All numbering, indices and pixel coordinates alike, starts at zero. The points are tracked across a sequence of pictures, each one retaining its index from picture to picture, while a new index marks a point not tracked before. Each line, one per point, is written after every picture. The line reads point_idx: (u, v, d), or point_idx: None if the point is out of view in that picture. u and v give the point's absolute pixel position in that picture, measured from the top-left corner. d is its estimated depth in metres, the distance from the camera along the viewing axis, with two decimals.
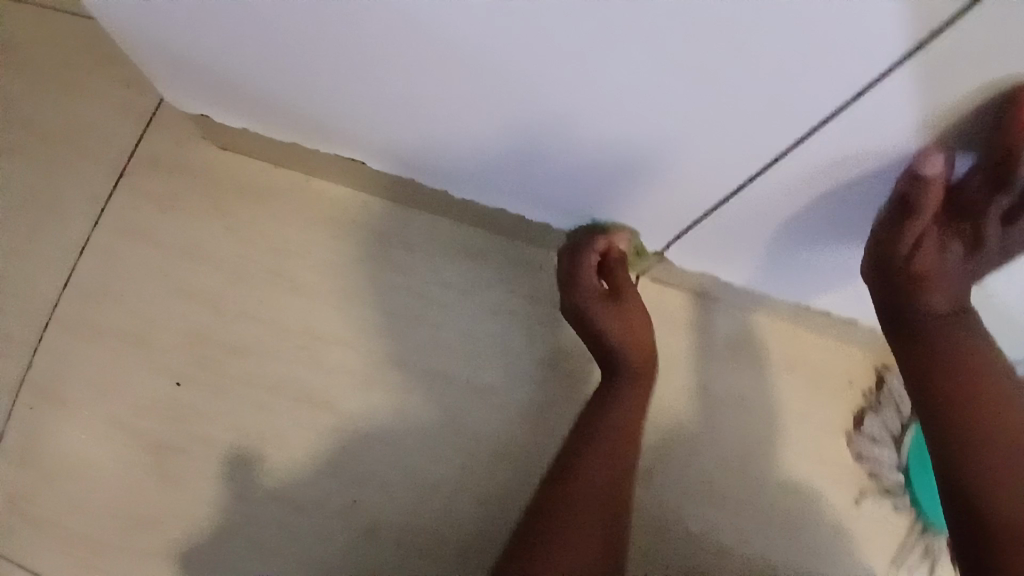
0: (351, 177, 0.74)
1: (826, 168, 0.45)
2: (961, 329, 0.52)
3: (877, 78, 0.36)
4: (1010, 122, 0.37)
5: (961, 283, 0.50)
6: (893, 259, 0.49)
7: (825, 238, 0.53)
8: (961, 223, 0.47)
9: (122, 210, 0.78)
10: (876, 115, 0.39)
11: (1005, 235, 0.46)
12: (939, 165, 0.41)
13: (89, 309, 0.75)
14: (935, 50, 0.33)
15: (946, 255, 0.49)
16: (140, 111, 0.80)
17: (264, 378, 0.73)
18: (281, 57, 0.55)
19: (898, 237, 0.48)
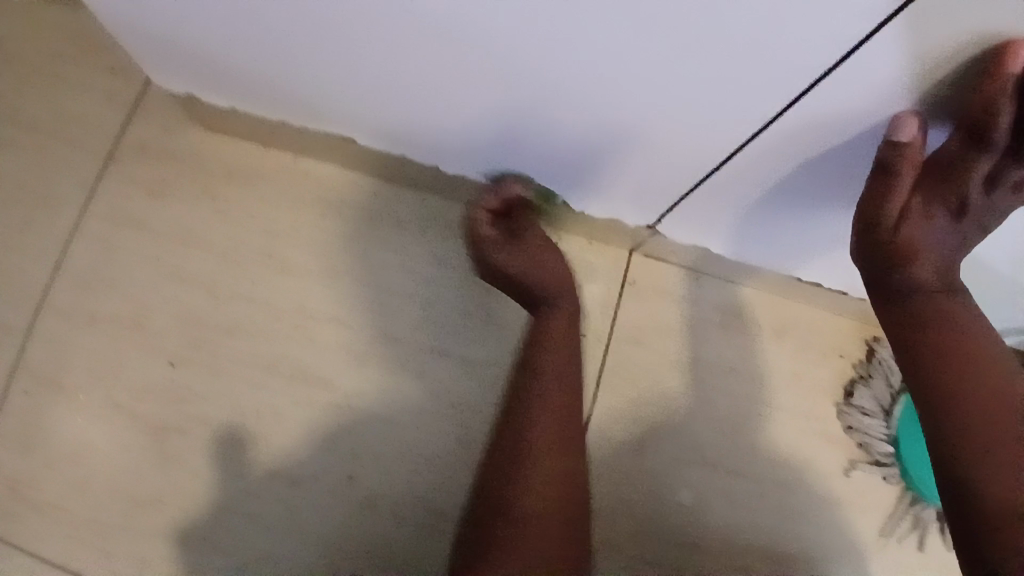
0: (340, 156, 0.73)
1: (810, 134, 0.45)
2: (947, 297, 0.52)
3: (857, 42, 0.36)
4: (985, 80, 0.37)
5: (948, 253, 0.50)
6: (878, 231, 0.49)
7: (811, 204, 0.53)
8: (943, 187, 0.47)
9: (111, 194, 0.77)
10: (862, 78, 0.38)
11: (988, 197, 0.46)
12: (913, 128, 0.41)
13: (82, 295, 0.76)
14: (915, 11, 0.33)
15: (931, 223, 0.48)
16: (124, 94, 0.79)
17: (260, 360, 0.73)
18: (261, 34, 0.54)
19: (883, 208, 0.47)
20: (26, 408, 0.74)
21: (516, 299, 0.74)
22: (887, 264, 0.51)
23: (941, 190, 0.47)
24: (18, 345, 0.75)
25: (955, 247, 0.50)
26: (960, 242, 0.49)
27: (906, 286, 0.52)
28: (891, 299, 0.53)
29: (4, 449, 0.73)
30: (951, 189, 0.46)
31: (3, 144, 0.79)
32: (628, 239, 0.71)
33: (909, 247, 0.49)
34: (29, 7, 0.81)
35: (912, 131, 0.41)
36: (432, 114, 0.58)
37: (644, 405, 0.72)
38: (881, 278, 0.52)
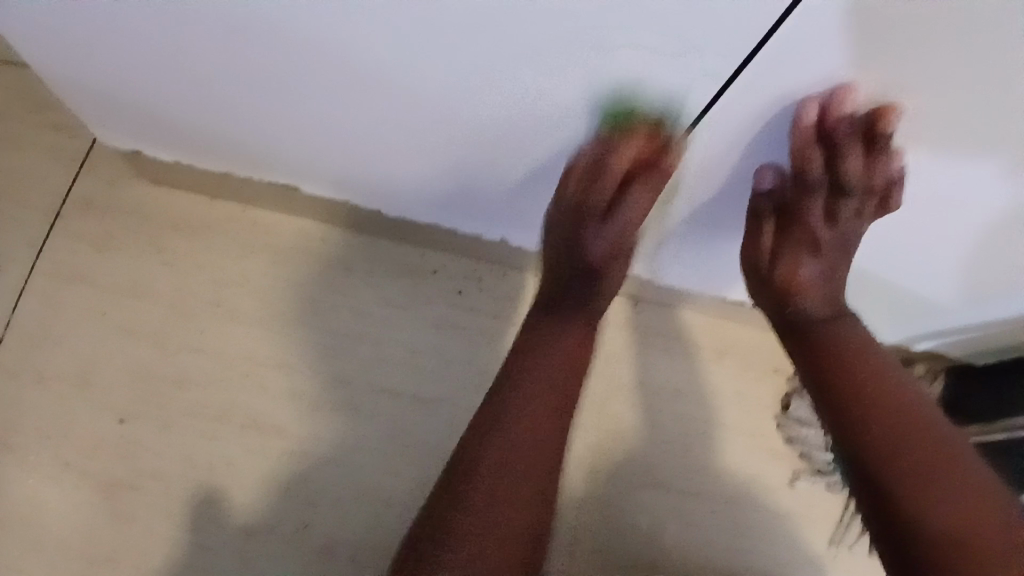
0: (287, 204, 0.75)
1: (701, 167, 0.48)
2: (839, 328, 0.55)
3: (717, 92, 0.40)
4: (799, 127, 0.42)
5: (824, 283, 0.54)
6: (760, 272, 0.55)
7: (729, 229, 0.57)
8: (796, 229, 0.51)
9: (58, 251, 0.77)
10: (730, 119, 0.42)
11: (836, 229, 0.51)
12: (771, 177, 0.48)
13: (28, 352, 0.75)
14: (758, 64, 0.37)
15: (800, 262, 0.53)
16: (72, 153, 0.80)
17: (211, 408, 0.73)
18: (198, 91, 0.56)
19: (759, 253, 0.54)
20: None
21: (466, 335, 0.76)
22: (773, 301, 0.56)
23: (795, 233, 0.52)
24: None
25: (829, 277, 0.54)
26: (833, 271, 0.53)
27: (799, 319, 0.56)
28: (792, 333, 0.57)
29: None
30: (801, 230, 0.51)
31: None
32: None
33: (787, 286, 0.54)
34: None
35: (769, 179, 0.48)
36: (371, 159, 0.61)
37: (597, 432, 0.74)
38: (775, 311, 0.57)
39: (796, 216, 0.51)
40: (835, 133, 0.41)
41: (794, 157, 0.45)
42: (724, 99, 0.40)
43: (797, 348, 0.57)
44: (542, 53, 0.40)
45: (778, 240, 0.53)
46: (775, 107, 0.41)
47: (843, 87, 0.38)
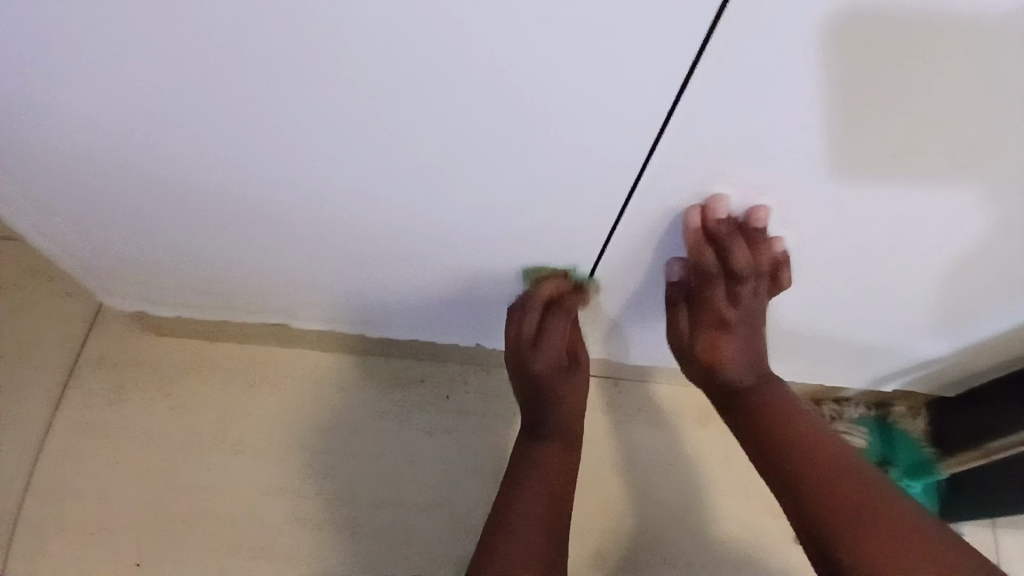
0: (280, 337, 0.81)
1: (631, 260, 0.55)
2: (765, 392, 0.60)
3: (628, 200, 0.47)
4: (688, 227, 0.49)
5: (744, 355, 0.59)
6: (684, 347, 0.61)
7: (665, 312, 0.63)
8: (706, 312, 0.58)
9: (72, 408, 0.82)
10: (644, 219, 0.49)
11: (742, 309, 0.57)
12: (678, 269, 0.56)
13: (46, 511, 0.78)
14: (654, 176, 0.44)
15: (717, 340, 0.59)
16: (79, 315, 0.86)
17: (223, 541, 0.76)
18: (191, 254, 0.64)
19: (678, 332, 0.60)
20: None
21: (458, 436, 0.80)
22: (702, 375, 0.62)
23: (708, 316, 0.58)
24: None
25: (749, 349, 0.59)
26: (750, 343, 0.59)
27: (727, 387, 0.61)
28: (724, 401, 0.62)
29: None
30: (709, 315, 0.58)
31: None
32: None
33: (710, 360, 0.60)
34: None
35: (676, 273, 0.56)
36: (348, 287, 0.67)
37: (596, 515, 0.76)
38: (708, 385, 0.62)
39: (703, 301, 0.57)
40: (717, 232, 0.49)
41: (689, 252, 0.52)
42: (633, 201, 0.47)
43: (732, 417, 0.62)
44: (472, 179, 0.47)
45: (693, 321, 0.59)
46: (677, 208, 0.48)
47: (713, 199, 0.46)
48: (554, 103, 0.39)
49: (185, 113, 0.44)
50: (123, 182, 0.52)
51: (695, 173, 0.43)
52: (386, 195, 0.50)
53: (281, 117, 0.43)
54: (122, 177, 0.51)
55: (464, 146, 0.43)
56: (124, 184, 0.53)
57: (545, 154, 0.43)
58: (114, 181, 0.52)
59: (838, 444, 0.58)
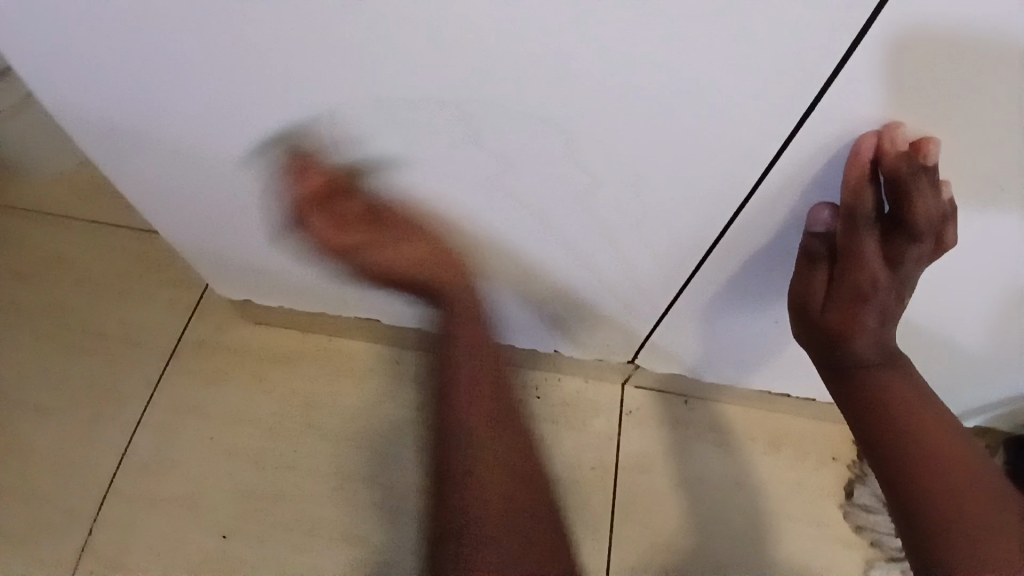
0: (367, 332, 0.86)
1: (720, 272, 0.58)
2: (889, 372, 0.58)
3: (735, 211, 0.50)
4: (855, 163, 0.43)
5: (876, 329, 0.55)
6: (809, 313, 0.55)
7: (745, 325, 0.65)
8: (850, 274, 0.51)
9: (173, 388, 0.89)
10: (746, 231, 0.52)
11: (895, 275, 0.50)
12: (827, 218, 0.48)
13: (144, 480, 0.84)
14: (766, 189, 0.47)
15: (853, 310, 0.53)
16: (185, 303, 0.94)
17: (302, 522, 0.80)
18: (304, 249, 0.69)
19: (809, 294, 0.54)
20: None
21: None
22: (825, 345, 0.57)
23: (848, 281, 0.51)
24: (83, 531, 0.83)
25: (882, 323, 0.55)
26: (886, 317, 0.54)
27: (848, 362, 0.57)
28: (836, 373, 0.59)
29: None
30: (851, 281, 0.51)
31: (81, 356, 0.92)
32: (620, 375, 0.81)
33: (842, 332, 0.55)
34: (108, 241, 0.99)
35: (824, 223, 0.48)
36: (435, 287, 0.71)
37: (662, 530, 0.77)
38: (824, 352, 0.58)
39: (851, 260, 0.50)
40: (899, 176, 0.42)
41: (844, 195, 0.45)
42: (746, 212, 0.50)
43: (841, 384, 0.59)
44: (579, 187, 0.51)
45: (829, 282, 0.53)
46: (791, 218, 0.50)
47: (891, 126, 0.40)
48: (671, 118, 0.43)
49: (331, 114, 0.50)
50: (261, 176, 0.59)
51: (802, 189, 0.47)
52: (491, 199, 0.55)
53: (415, 126, 0.48)
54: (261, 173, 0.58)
55: (583, 153, 0.48)
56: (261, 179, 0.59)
57: (656, 164, 0.47)
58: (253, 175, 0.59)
59: (967, 446, 0.57)
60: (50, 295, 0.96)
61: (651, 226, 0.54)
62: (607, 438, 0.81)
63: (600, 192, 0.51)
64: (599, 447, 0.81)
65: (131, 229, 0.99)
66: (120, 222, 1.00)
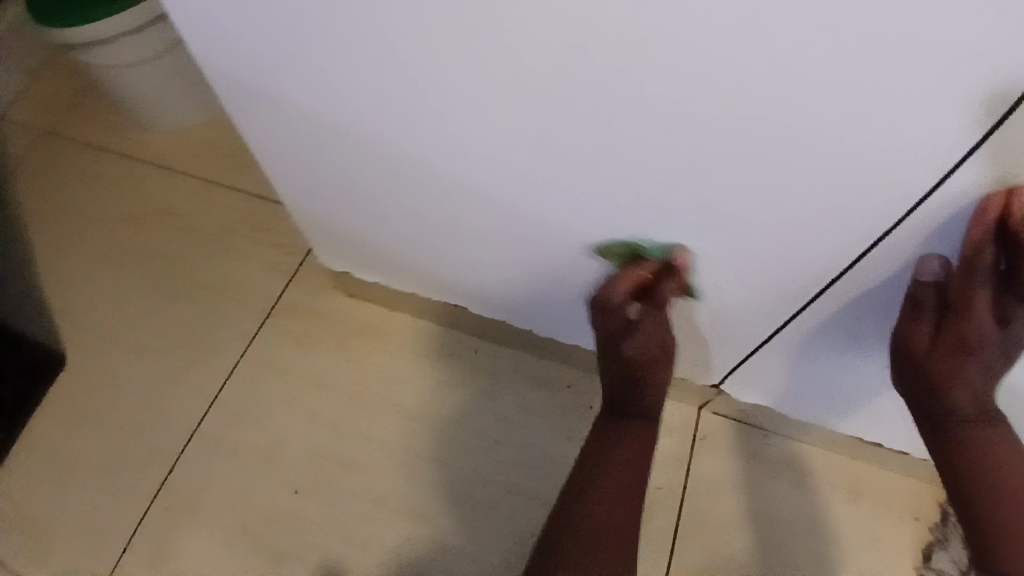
0: (452, 318, 0.89)
1: (831, 305, 0.57)
2: (984, 428, 0.59)
3: (869, 246, 0.49)
4: (979, 223, 0.44)
5: (976, 381, 0.56)
6: (910, 360, 0.57)
7: (844, 361, 0.64)
8: (956, 322, 0.53)
9: (264, 344, 0.94)
10: (870, 267, 0.52)
11: (1003, 330, 0.53)
12: (936, 269, 0.49)
13: (228, 427, 0.89)
14: (906, 227, 0.46)
15: (955, 358, 0.55)
16: (283, 267, 0.99)
17: (369, 491, 0.84)
18: (413, 230, 0.73)
19: (912, 343, 0.55)
20: (163, 526, 0.85)
21: None
22: (921, 393, 0.58)
23: (956, 328, 0.54)
24: (167, 466, 0.88)
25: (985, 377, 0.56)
26: (988, 371, 0.56)
27: (943, 413, 0.59)
28: (933, 423, 0.60)
29: (132, 561, 0.84)
30: (959, 327, 0.54)
31: (183, 302, 0.99)
32: (698, 397, 0.81)
33: (943, 381, 0.57)
34: (218, 198, 1.06)
35: (932, 274, 0.49)
36: (533, 279, 0.72)
37: (723, 557, 0.76)
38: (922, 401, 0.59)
39: (961, 309, 0.52)
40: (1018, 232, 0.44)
41: (962, 248, 0.47)
42: (876, 249, 0.49)
43: (935, 434, 0.60)
44: (704, 203, 0.51)
45: (935, 330, 0.54)
46: (898, 268, 0.51)
47: (1015, 188, 0.41)
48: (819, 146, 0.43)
49: (469, 108, 0.52)
50: (392, 155, 0.62)
51: (943, 228, 0.46)
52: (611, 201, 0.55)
53: (554, 124, 0.49)
54: (394, 152, 0.61)
55: (717, 170, 0.48)
56: (392, 158, 0.62)
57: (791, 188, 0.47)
58: (386, 154, 0.62)
59: None
60: (162, 243, 1.03)
61: (780, 247, 0.53)
62: (678, 461, 0.81)
63: (723, 211, 0.51)
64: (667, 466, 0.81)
65: (242, 190, 1.06)
66: (231, 182, 1.07)
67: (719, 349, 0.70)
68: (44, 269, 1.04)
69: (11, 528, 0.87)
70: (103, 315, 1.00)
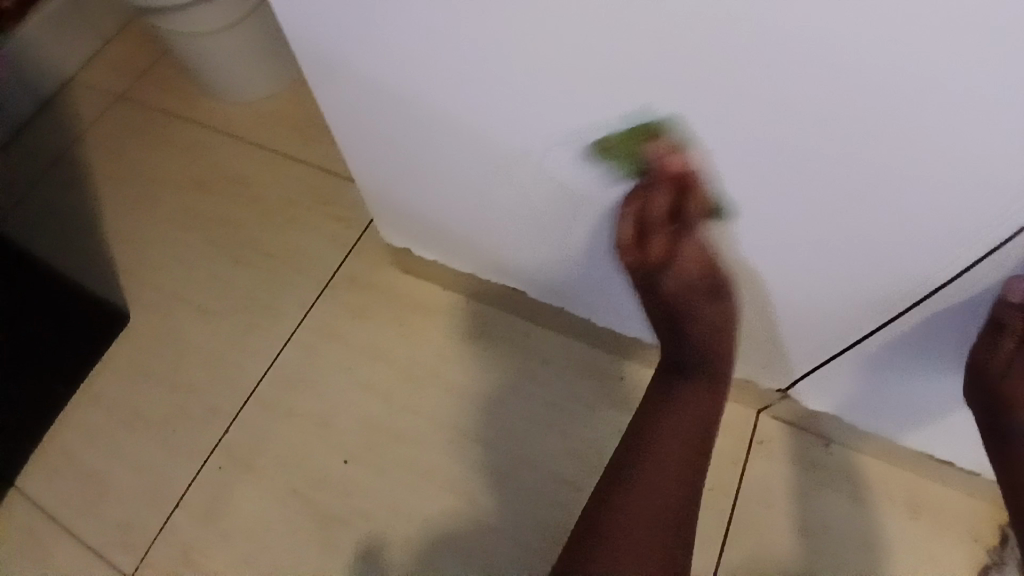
0: (508, 301, 0.89)
1: (915, 318, 0.56)
2: None
3: (975, 259, 0.47)
4: None
5: None
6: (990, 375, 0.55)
7: (918, 379, 0.63)
8: None
9: (322, 314, 0.96)
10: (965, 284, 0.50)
11: None
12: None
13: (284, 392, 0.92)
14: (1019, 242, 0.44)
15: None
16: (344, 239, 1.00)
17: (418, 465, 0.85)
18: (480, 212, 0.73)
19: (990, 359, 0.55)
20: (219, 482, 0.88)
21: None
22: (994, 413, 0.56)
23: None
24: (223, 425, 0.91)
25: None
26: None
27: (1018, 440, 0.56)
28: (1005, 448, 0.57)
29: (186, 513, 0.87)
30: None
31: (246, 268, 1.01)
32: (756, 398, 0.80)
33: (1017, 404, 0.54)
34: (283, 168, 1.08)
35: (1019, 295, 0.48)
36: (596, 266, 0.71)
37: (772, 562, 0.76)
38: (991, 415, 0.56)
39: None
40: None
41: None
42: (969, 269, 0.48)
43: (998, 452, 0.57)
44: (793, 202, 0.50)
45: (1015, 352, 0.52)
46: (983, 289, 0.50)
47: None
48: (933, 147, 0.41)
49: (554, 95, 0.51)
50: (467, 136, 0.62)
51: None
52: (694, 193, 0.54)
53: (643, 112, 0.49)
54: (470, 132, 0.61)
55: (812, 167, 0.46)
56: (467, 139, 0.62)
57: (892, 192, 0.45)
58: (461, 134, 0.62)
59: None
60: (227, 209, 1.06)
61: (871, 252, 0.51)
62: (730, 463, 0.81)
63: (815, 211, 0.50)
64: (720, 466, 0.81)
65: (306, 162, 1.08)
66: (297, 153, 1.09)
67: (786, 352, 0.68)
68: (115, 227, 1.08)
69: (76, 472, 0.92)
70: (168, 275, 1.03)
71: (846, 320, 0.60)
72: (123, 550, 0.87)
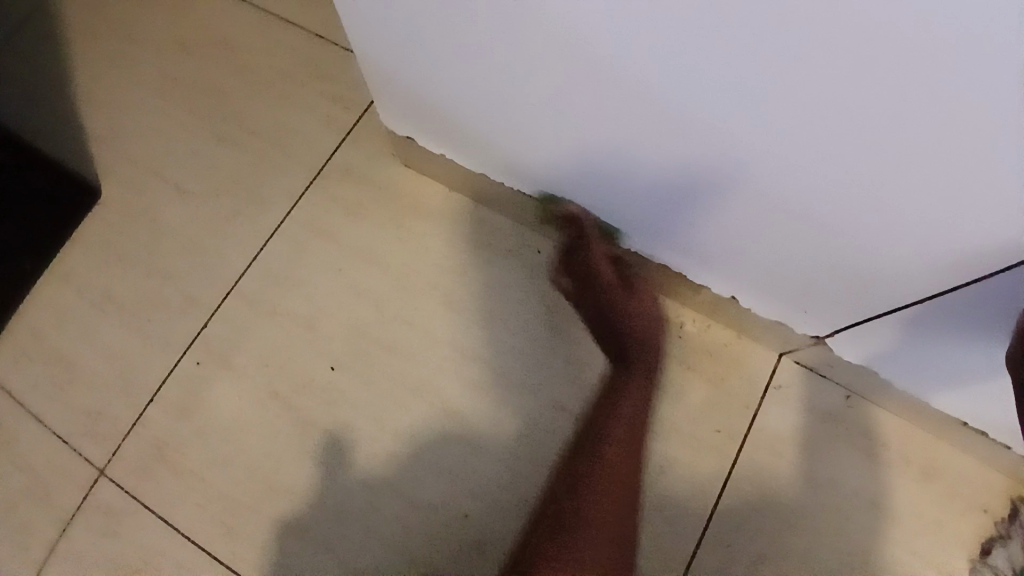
0: (519, 212, 0.80)
1: (1001, 287, 0.47)
2: None
3: None
4: None
5: None
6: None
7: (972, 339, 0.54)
8: None
9: (313, 206, 0.86)
10: None
11: None
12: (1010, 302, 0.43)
13: (267, 288, 0.84)
14: None
15: None
16: (341, 122, 0.89)
17: (408, 380, 0.79)
18: (499, 107, 0.61)
19: None
20: (193, 379, 0.82)
21: None
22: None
23: None
24: (200, 320, 0.84)
25: None
26: None
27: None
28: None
29: (159, 410, 0.81)
30: None
31: (230, 147, 0.90)
32: (781, 342, 0.73)
33: None
34: (276, 33, 0.94)
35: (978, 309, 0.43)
36: (624, 175, 0.61)
37: (768, 512, 0.73)
38: None
39: None
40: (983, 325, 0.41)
41: None
42: None
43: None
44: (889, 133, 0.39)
45: None
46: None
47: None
48: None
49: None
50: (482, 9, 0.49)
51: None
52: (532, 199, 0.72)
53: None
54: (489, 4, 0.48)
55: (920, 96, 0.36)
56: (481, 14, 0.50)
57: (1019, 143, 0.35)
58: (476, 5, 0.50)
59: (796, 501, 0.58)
60: (211, 77, 0.93)
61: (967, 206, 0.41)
62: (743, 408, 0.75)
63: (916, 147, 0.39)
64: (731, 411, 0.75)
65: (301, 28, 0.94)
66: (293, 17, 0.94)
67: (830, 298, 0.61)
68: (86, 87, 0.95)
69: (43, 356, 0.85)
70: (144, 148, 0.92)
71: (912, 272, 0.51)
72: (91, 441, 0.81)
